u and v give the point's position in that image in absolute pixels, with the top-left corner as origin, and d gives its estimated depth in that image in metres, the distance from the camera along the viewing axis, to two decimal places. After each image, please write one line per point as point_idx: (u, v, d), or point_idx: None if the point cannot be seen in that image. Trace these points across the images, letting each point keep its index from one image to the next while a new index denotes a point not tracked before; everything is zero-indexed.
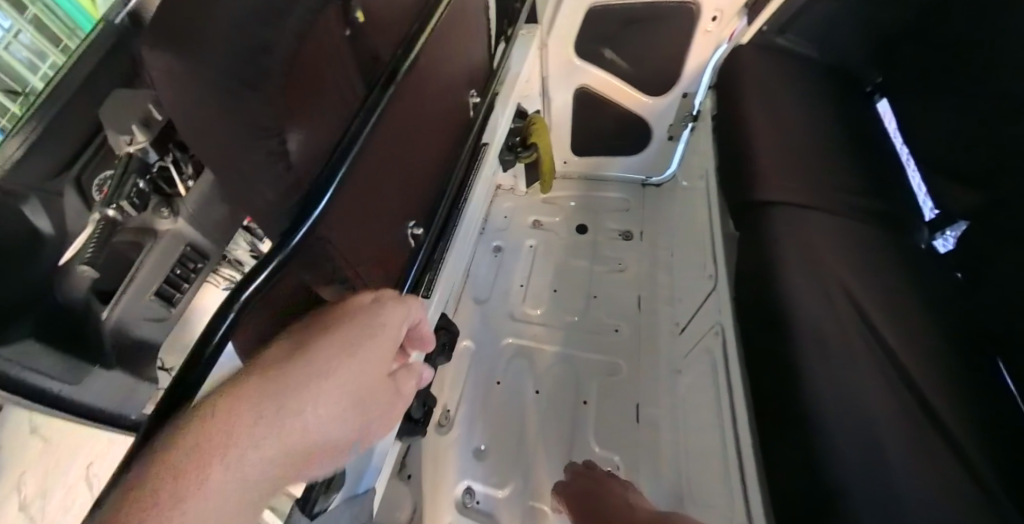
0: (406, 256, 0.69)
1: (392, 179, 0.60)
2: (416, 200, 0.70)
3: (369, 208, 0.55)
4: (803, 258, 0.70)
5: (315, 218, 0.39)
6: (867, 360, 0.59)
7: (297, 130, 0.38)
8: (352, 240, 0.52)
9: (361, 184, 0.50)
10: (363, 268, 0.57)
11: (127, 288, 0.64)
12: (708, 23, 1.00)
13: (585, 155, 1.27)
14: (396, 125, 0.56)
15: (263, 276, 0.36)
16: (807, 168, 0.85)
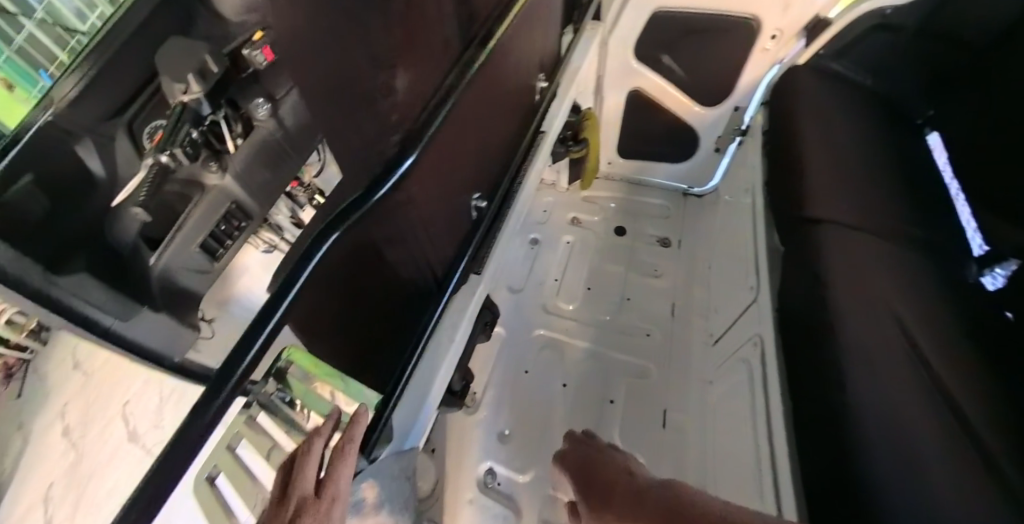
0: (469, 227, 0.72)
1: (465, 153, 0.61)
2: (484, 175, 0.72)
3: (447, 174, 0.58)
4: (852, 277, 0.70)
5: (400, 175, 0.47)
6: (910, 382, 0.60)
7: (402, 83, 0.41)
8: (431, 203, 0.57)
9: (444, 146, 0.53)
10: (434, 231, 0.61)
11: (174, 238, 0.51)
12: (767, 41, 1.01)
13: (630, 157, 1.28)
14: (473, 97, 0.57)
15: (357, 214, 0.45)
16: (858, 190, 0.86)
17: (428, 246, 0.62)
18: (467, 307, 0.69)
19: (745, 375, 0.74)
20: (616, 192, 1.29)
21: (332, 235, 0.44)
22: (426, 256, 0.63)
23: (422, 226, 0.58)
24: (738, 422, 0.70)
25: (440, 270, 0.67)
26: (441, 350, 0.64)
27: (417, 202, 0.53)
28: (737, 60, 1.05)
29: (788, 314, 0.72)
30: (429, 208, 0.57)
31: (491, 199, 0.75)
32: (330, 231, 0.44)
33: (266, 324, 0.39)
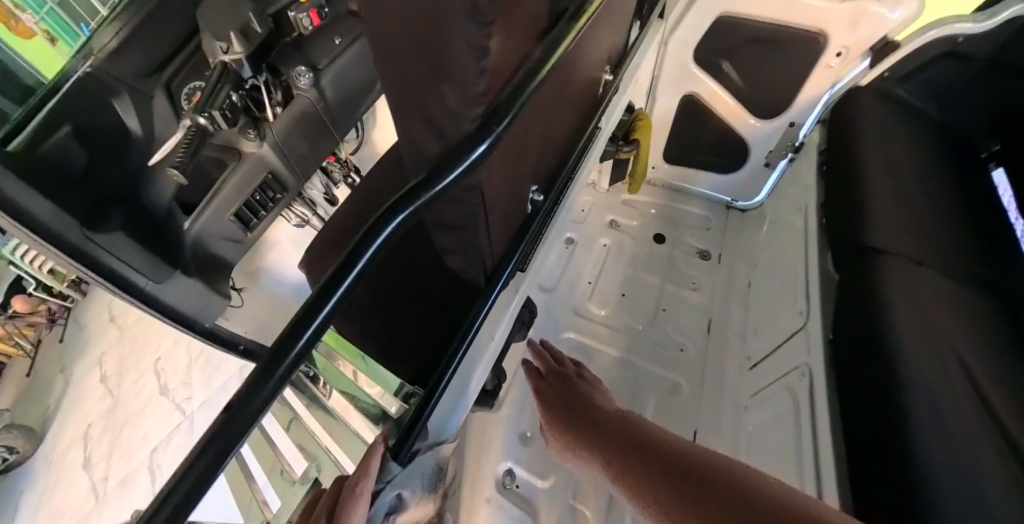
0: (524, 220, 0.64)
1: (536, 146, 0.56)
2: (544, 166, 0.66)
3: (515, 162, 0.50)
4: (918, 315, 0.66)
5: (474, 158, 0.31)
6: (981, 434, 0.56)
7: (506, 38, 0.32)
8: (495, 192, 0.46)
9: (521, 128, 0.45)
10: (496, 228, 0.52)
11: (209, 206, 0.94)
12: (832, 58, 0.96)
13: (675, 164, 1.25)
14: (555, 86, 0.53)
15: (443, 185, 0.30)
16: (922, 222, 0.81)
17: (485, 242, 0.51)
18: (506, 306, 0.66)
19: (789, 404, 0.71)
20: (658, 198, 1.28)
21: (390, 222, 0.30)
22: (481, 251, 0.53)
23: (484, 214, 0.45)
24: (779, 445, 0.68)
25: (491, 263, 0.58)
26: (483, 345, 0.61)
27: (485, 190, 0.41)
28: (799, 75, 1.00)
29: (840, 346, 0.69)
30: (495, 197, 0.46)
31: (547, 193, 0.68)
32: (392, 212, 0.30)
33: (318, 317, 0.26)
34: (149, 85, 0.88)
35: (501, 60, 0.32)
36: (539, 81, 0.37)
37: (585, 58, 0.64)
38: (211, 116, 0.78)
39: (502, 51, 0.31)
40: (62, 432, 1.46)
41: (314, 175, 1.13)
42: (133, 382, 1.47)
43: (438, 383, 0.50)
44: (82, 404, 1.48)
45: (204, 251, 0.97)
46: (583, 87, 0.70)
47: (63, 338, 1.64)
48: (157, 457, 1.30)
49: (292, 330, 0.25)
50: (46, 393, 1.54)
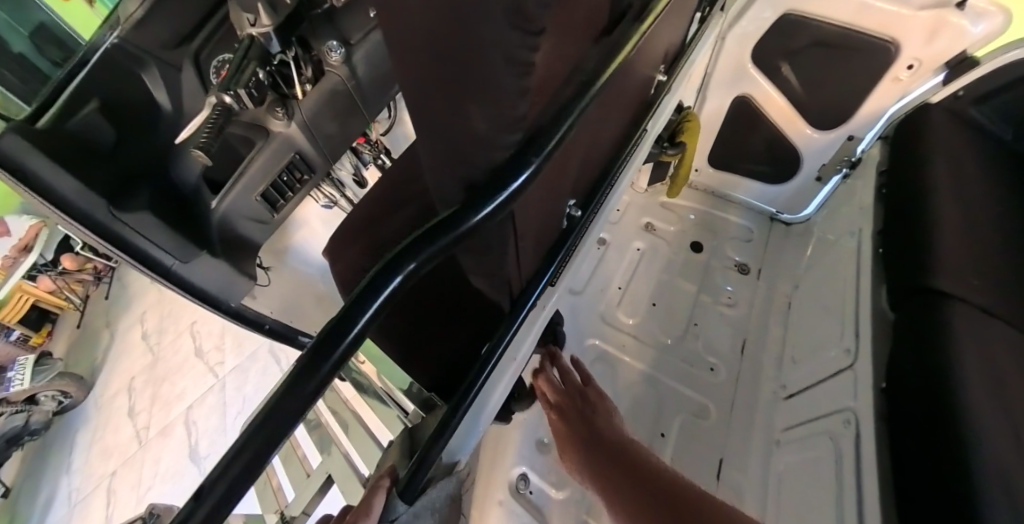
0: (557, 237, 0.59)
1: (586, 149, 0.51)
2: (585, 177, 0.60)
3: (555, 182, 0.45)
4: (979, 367, 0.61)
5: (512, 193, 0.27)
6: None
7: (572, 39, 0.27)
8: (529, 217, 0.41)
9: (564, 149, 0.40)
10: (528, 247, 0.47)
11: (236, 185, 0.92)
12: (901, 71, 0.89)
13: (719, 169, 1.19)
14: (612, 85, 0.47)
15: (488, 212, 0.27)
16: (986, 264, 0.75)
17: (514, 266, 0.46)
18: (531, 332, 0.57)
19: (830, 449, 0.68)
20: (697, 203, 1.22)
21: (423, 249, 0.27)
22: (510, 276, 0.48)
23: (515, 243, 0.40)
24: (820, 486, 0.66)
25: (517, 288, 0.53)
26: (505, 370, 0.54)
27: (518, 219, 0.37)
28: (863, 86, 0.93)
29: (896, 393, 0.65)
30: (528, 222, 0.42)
31: (585, 208, 0.63)
32: (421, 243, 0.28)
33: (356, 322, 0.24)
34: (178, 56, 0.83)
35: (553, 80, 0.27)
36: (591, 97, 0.32)
37: (644, 52, 0.57)
38: (235, 94, 0.77)
39: (556, 68, 0.26)
40: (109, 381, 1.48)
41: (343, 155, 1.08)
42: (171, 341, 1.48)
43: (465, 396, 0.50)
44: (124, 360, 1.50)
45: (231, 230, 0.96)
46: (640, 84, 0.64)
47: (108, 295, 1.65)
48: (193, 413, 1.32)
49: (336, 328, 0.24)
50: (93, 342, 1.56)
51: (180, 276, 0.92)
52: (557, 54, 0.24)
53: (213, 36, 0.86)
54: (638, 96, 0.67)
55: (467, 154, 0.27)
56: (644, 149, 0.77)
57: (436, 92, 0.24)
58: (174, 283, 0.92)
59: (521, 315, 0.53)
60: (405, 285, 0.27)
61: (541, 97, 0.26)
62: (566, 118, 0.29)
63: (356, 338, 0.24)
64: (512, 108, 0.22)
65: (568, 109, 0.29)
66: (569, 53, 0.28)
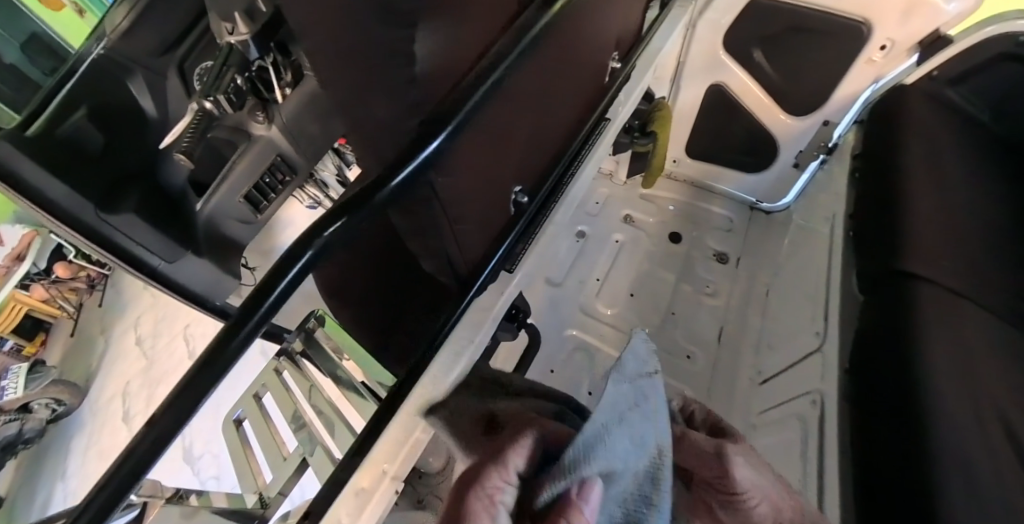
0: (505, 223, 0.63)
1: (521, 133, 0.54)
2: (530, 167, 0.64)
3: (489, 163, 0.49)
4: (951, 344, 0.61)
5: (422, 161, 0.33)
6: (1005, 472, 0.51)
7: (434, 31, 0.28)
8: (462, 204, 0.47)
9: (486, 134, 0.45)
10: (463, 227, 0.51)
11: (220, 190, 0.94)
12: (875, 52, 0.85)
13: (699, 160, 1.20)
14: (541, 66, 0.50)
15: (401, 176, 0.33)
16: (962, 246, 0.74)
17: (453, 244, 0.52)
18: (480, 328, 0.58)
19: (799, 432, 0.70)
20: (678, 194, 1.23)
21: (342, 219, 0.32)
22: (450, 252, 0.54)
23: (448, 221, 0.47)
24: (793, 469, 0.67)
25: (465, 269, 0.60)
26: (462, 347, 0.56)
27: (444, 197, 0.44)
28: (838, 69, 0.91)
29: (864, 373, 0.65)
30: (464, 208, 0.48)
31: (533, 195, 0.66)
32: (339, 215, 0.32)
33: (288, 273, 0.29)
34: (162, 65, 0.84)
35: (436, 59, 0.31)
36: (494, 80, 0.36)
37: (588, 37, 0.60)
38: (215, 99, 0.79)
39: (434, 49, 0.30)
40: (105, 386, 1.51)
41: (326, 156, 1.05)
42: (166, 344, 1.53)
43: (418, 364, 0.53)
44: (121, 365, 1.53)
45: (217, 230, 0.99)
46: (588, 73, 0.67)
47: (102, 303, 1.67)
48: None
49: (259, 293, 0.28)
50: (89, 349, 1.59)
51: (166, 274, 0.97)
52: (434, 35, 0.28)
53: (196, 45, 0.86)
54: (589, 84, 0.70)
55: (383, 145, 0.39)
56: (605, 137, 0.78)
57: (352, 75, 0.31)
58: (161, 283, 0.97)
59: (471, 295, 0.57)
60: (324, 256, 0.31)
61: (431, 80, 0.33)
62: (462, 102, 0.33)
63: (280, 299, 0.28)
64: None
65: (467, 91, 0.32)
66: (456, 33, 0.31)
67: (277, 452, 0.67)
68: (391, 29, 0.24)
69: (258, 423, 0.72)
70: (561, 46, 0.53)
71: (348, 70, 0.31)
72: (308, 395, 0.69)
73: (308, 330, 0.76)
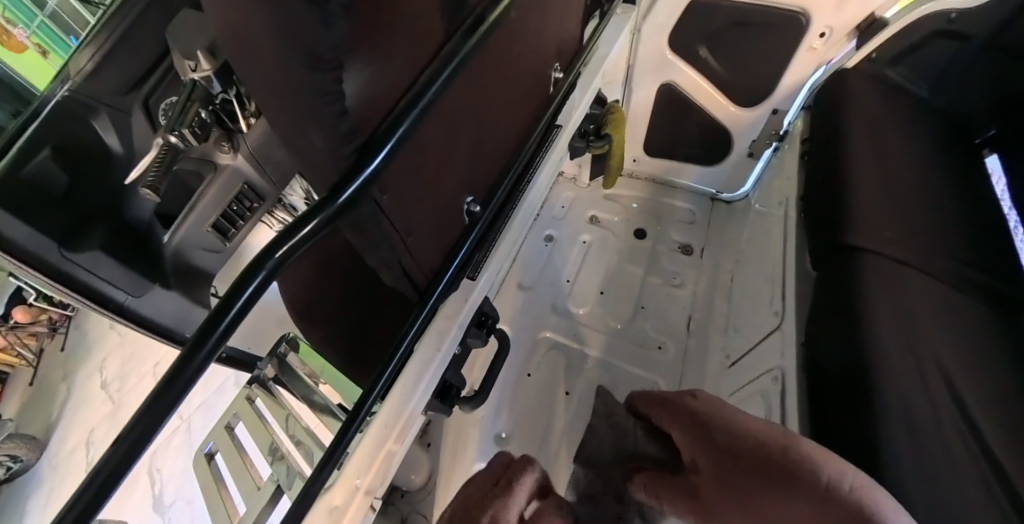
0: (459, 233, 0.64)
1: (466, 141, 0.55)
2: (482, 176, 0.66)
3: (434, 175, 0.51)
4: (893, 312, 0.64)
5: (367, 176, 0.35)
6: (943, 428, 0.55)
7: (360, 69, 0.32)
8: (410, 215, 0.49)
9: (422, 152, 0.46)
10: (414, 238, 0.52)
11: (187, 218, 0.85)
12: (815, 39, 0.90)
13: (657, 157, 1.23)
14: (478, 77, 0.52)
15: (349, 190, 0.35)
16: (905, 221, 0.77)
17: (408, 256, 0.54)
18: (445, 334, 0.62)
19: (763, 407, 0.71)
20: (641, 192, 1.26)
21: (287, 243, 0.34)
22: (405, 264, 0.55)
23: (399, 234, 0.49)
24: None
25: (422, 280, 0.61)
26: (426, 357, 0.60)
27: (393, 213, 0.45)
28: (784, 59, 0.94)
29: (813, 345, 0.68)
30: (413, 218, 0.50)
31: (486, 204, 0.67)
32: (284, 239, 0.33)
33: (246, 289, 0.30)
34: (128, 102, 0.73)
35: (365, 91, 0.34)
36: (427, 102, 0.38)
37: (525, 48, 0.63)
38: (181, 133, 0.69)
39: (362, 84, 0.33)
40: (66, 436, 1.35)
41: (294, 180, 0.93)
42: (133, 386, 1.35)
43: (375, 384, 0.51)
44: (81, 411, 1.36)
45: (187, 261, 0.91)
46: (531, 82, 0.70)
47: (64, 347, 1.47)
48: (157, 460, 1.16)
49: (217, 312, 0.28)
50: (49, 399, 1.40)
51: (132, 309, 0.88)
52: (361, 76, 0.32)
53: (162, 80, 0.75)
54: (535, 92, 0.73)
55: (316, 163, 0.38)
56: (557, 143, 0.83)
57: (278, 109, 0.33)
58: (126, 317, 0.88)
59: (432, 301, 0.57)
60: (274, 279, 0.33)
61: (365, 110, 0.36)
62: (397, 126, 0.36)
63: (233, 321, 0.29)
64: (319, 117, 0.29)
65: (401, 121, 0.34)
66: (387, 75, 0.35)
67: (250, 481, 0.64)
68: (318, 75, 0.26)
69: (230, 455, 0.70)
70: (495, 57, 0.55)
71: (273, 111, 0.34)
72: (285, 424, 0.67)
73: (280, 355, 0.76)
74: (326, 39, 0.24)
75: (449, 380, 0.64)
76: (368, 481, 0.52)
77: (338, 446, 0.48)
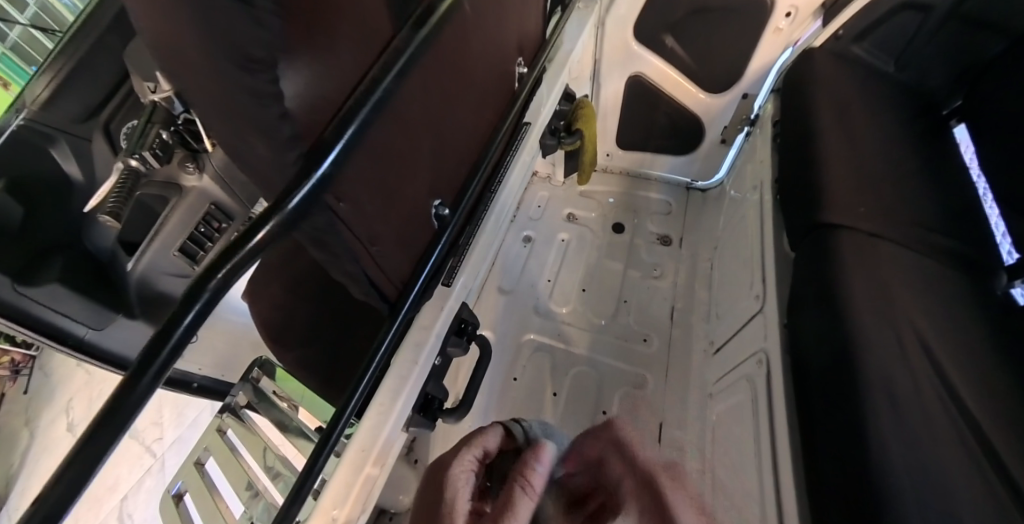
0: (428, 240, 0.59)
1: (430, 140, 0.52)
2: (450, 177, 0.62)
3: (399, 179, 0.47)
4: (870, 289, 0.64)
5: (319, 178, 0.30)
6: (927, 402, 0.56)
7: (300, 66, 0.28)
8: (373, 225, 0.45)
9: (377, 156, 0.42)
10: (381, 250, 0.48)
11: (153, 241, 0.77)
12: (781, 19, 0.90)
13: (631, 149, 1.21)
14: (438, 72, 0.50)
15: (300, 194, 0.30)
16: (878, 197, 0.77)
17: (374, 268, 0.49)
18: (422, 347, 0.57)
19: (749, 392, 0.71)
20: (616, 187, 1.24)
21: (233, 258, 0.28)
22: (371, 276, 0.50)
23: (363, 243, 0.44)
24: (745, 430, 0.68)
25: (393, 294, 0.57)
26: (403, 371, 0.55)
27: (354, 224, 0.42)
28: (752, 42, 0.94)
29: (794, 327, 0.67)
30: (377, 227, 0.46)
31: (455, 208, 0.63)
32: (228, 254, 0.28)
33: (187, 313, 0.25)
34: (87, 129, 0.69)
35: (314, 93, 0.31)
36: (382, 95, 0.33)
37: (485, 39, 0.60)
38: (142, 157, 0.64)
39: (308, 86, 0.30)
40: (32, 484, 1.28)
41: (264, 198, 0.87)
42: None
43: (348, 401, 0.47)
44: (48, 457, 1.31)
45: (152, 289, 0.83)
46: (495, 77, 0.67)
47: (27, 390, 1.41)
48: (129, 503, 1.12)
49: (155, 340, 0.23)
50: (12, 446, 1.35)
51: (92, 343, 0.84)
52: (308, 79, 0.29)
53: (124, 106, 0.71)
54: (499, 88, 0.70)
55: (263, 176, 0.35)
56: (528, 140, 0.81)
57: (210, 114, 0.29)
58: (85, 352, 0.84)
59: (405, 312, 0.53)
60: (225, 295, 0.27)
61: (314, 113, 0.32)
62: (346, 126, 0.31)
63: (175, 349, 0.24)
64: (258, 123, 0.27)
65: (348, 122, 0.31)
66: (337, 78, 0.33)
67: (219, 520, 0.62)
68: (252, 79, 0.24)
69: (201, 496, 0.66)
70: (449, 51, 0.51)
71: (210, 123, 0.31)
72: (262, 458, 0.63)
73: (252, 380, 0.73)
74: (258, 36, 0.22)
75: (429, 393, 0.58)
76: (350, 508, 0.47)
77: (309, 473, 0.44)
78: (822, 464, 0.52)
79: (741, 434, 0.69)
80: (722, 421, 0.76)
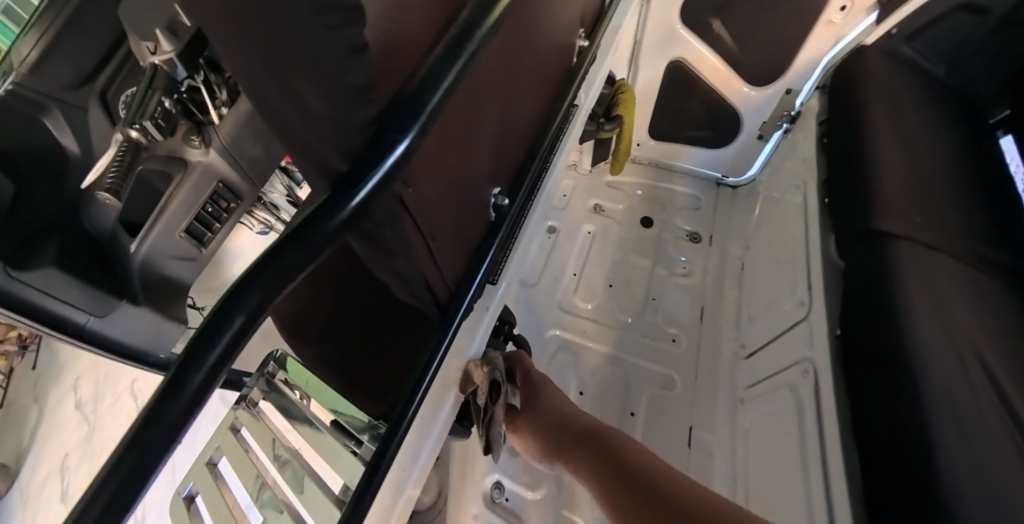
0: (484, 231, 0.55)
1: (493, 124, 0.46)
2: (506, 164, 0.57)
3: (460, 169, 0.42)
4: (929, 302, 0.61)
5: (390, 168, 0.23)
6: (994, 426, 0.52)
7: None
8: (438, 219, 0.40)
9: (444, 139, 0.36)
10: (439, 247, 0.43)
11: (155, 225, 0.71)
12: (836, 12, 0.86)
13: (661, 140, 1.15)
14: (510, 47, 0.45)
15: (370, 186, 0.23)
16: (931, 204, 0.74)
17: (430, 267, 0.43)
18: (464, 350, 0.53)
19: (792, 401, 0.69)
20: (642, 178, 1.19)
21: (278, 271, 0.21)
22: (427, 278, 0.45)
23: (424, 241, 0.39)
24: (787, 441, 0.66)
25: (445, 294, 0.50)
26: (445, 379, 0.50)
27: (421, 221, 0.37)
28: (804, 32, 0.89)
29: (849, 338, 0.65)
30: (438, 220, 0.40)
31: (512, 195, 0.59)
32: (272, 264, 0.21)
33: (211, 350, 0.18)
34: (82, 97, 0.62)
35: (387, 59, 0.24)
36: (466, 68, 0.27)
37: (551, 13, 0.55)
38: (143, 128, 0.57)
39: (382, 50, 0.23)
40: (37, 464, 1.24)
41: (271, 175, 0.82)
42: (110, 407, 1.24)
43: (403, 410, 0.44)
44: (54, 436, 1.26)
45: (156, 273, 0.77)
46: (553, 55, 0.61)
47: (34, 366, 1.36)
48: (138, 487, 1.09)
49: (168, 390, 0.17)
50: (18, 425, 1.30)
51: (95, 332, 0.77)
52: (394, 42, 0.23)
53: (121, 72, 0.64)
54: (556, 66, 0.64)
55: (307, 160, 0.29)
56: (574, 125, 0.75)
57: (262, 79, 0.23)
58: (88, 341, 0.77)
59: (456, 320, 0.49)
60: (264, 318, 0.21)
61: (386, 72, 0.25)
62: (427, 96, 0.24)
63: (201, 393, 0.17)
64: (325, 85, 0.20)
65: (427, 93, 0.24)
66: (412, 44, 0.26)
67: None
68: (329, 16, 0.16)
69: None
70: (520, 19, 0.45)
71: (259, 99, 0.25)
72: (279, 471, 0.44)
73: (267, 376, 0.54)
74: None
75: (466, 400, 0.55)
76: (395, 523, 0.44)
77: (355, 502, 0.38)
78: (880, 484, 0.50)
79: (781, 444, 0.68)
80: (758, 429, 0.74)
